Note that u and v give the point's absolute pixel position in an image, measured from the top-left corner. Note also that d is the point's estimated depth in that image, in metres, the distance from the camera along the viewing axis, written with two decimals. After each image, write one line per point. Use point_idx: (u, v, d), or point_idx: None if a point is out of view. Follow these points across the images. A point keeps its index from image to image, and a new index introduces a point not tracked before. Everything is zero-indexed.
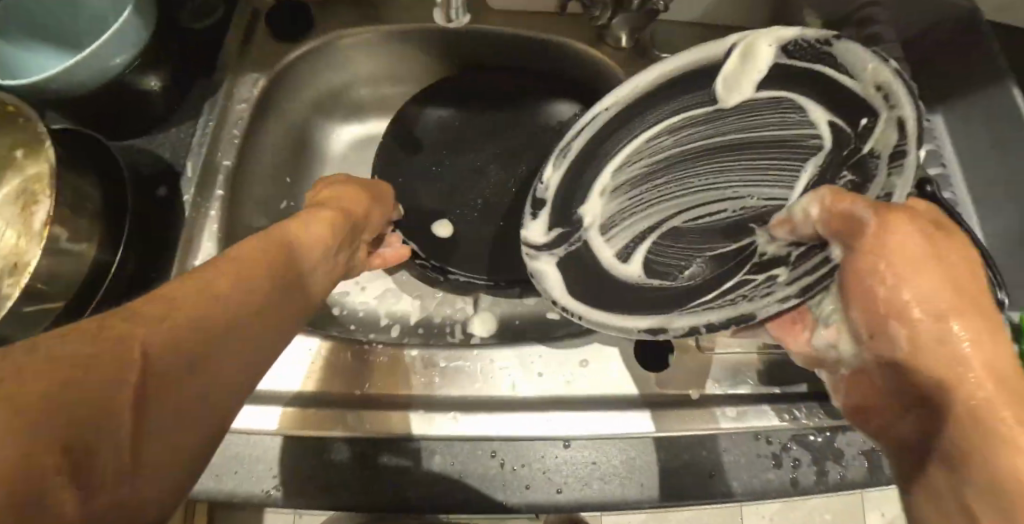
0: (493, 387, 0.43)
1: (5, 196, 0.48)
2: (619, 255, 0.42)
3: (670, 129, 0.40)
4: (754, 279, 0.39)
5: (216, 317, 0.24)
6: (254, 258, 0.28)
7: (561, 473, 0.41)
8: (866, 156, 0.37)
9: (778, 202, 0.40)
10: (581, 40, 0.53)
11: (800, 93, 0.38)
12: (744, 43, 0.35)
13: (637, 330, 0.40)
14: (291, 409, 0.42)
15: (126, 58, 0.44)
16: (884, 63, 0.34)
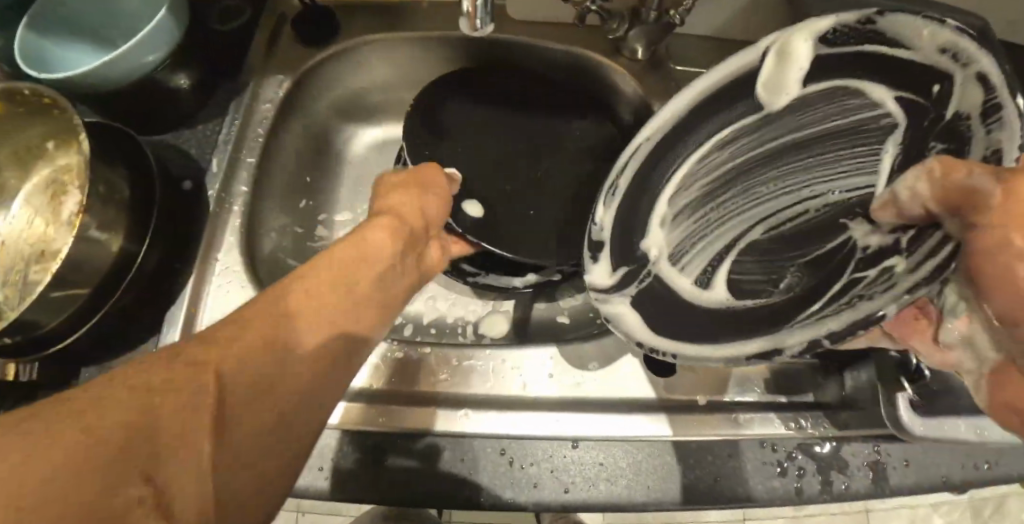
0: (504, 387, 0.45)
1: (34, 186, 0.49)
2: (698, 280, 0.43)
3: (720, 144, 0.39)
4: (868, 276, 0.39)
5: (266, 357, 0.25)
6: (313, 298, 0.29)
7: (569, 473, 0.41)
8: (954, 121, 0.35)
9: (864, 191, 0.41)
10: (598, 51, 0.54)
11: (855, 78, 0.36)
12: (779, 44, 0.34)
13: (745, 356, 0.39)
14: (352, 404, 0.44)
15: (158, 56, 0.46)
16: (941, 25, 0.32)
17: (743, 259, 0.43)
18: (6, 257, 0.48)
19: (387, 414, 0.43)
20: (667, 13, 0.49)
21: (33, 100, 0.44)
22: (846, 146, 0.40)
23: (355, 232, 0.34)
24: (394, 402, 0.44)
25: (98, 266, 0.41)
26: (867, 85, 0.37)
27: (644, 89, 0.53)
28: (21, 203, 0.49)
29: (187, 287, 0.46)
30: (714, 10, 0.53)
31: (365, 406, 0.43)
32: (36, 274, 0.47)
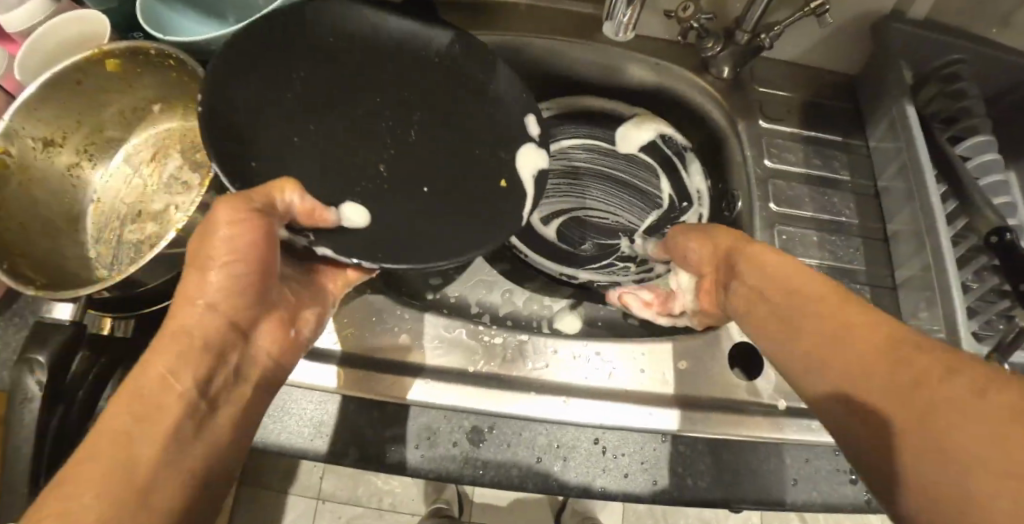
0: (590, 377, 0.44)
1: (139, 145, 0.51)
2: (542, 220, 0.59)
3: (590, 150, 0.61)
4: (631, 263, 0.58)
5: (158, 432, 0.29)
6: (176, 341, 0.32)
7: (658, 466, 0.41)
8: (671, 211, 0.60)
9: (632, 224, 0.59)
10: (686, 67, 0.56)
11: (650, 161, 0.61)
12: (639, 116, 0.61)
13: (555, 270, 0.57)
14: (350, 370, 0.43)
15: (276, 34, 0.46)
16: (677, 136, 0.61)
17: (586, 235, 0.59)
18: (103, 214, 0.49)
19: (478, 395, 0.43)
20: (759, 36, 0.51)
21: (158, 60, 0.44)
22: (630, 196, 0.60)
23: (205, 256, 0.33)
24: (475, 386, 0.43)
25: None
26: (672, 174, 0.60)
27: (727, 106, 0.56)
28: (121, 160, 0.51)
29: None
30: (800, 38, 0.56)
31: (421, 380, 0.43)
32: (133, 231, 0.48)
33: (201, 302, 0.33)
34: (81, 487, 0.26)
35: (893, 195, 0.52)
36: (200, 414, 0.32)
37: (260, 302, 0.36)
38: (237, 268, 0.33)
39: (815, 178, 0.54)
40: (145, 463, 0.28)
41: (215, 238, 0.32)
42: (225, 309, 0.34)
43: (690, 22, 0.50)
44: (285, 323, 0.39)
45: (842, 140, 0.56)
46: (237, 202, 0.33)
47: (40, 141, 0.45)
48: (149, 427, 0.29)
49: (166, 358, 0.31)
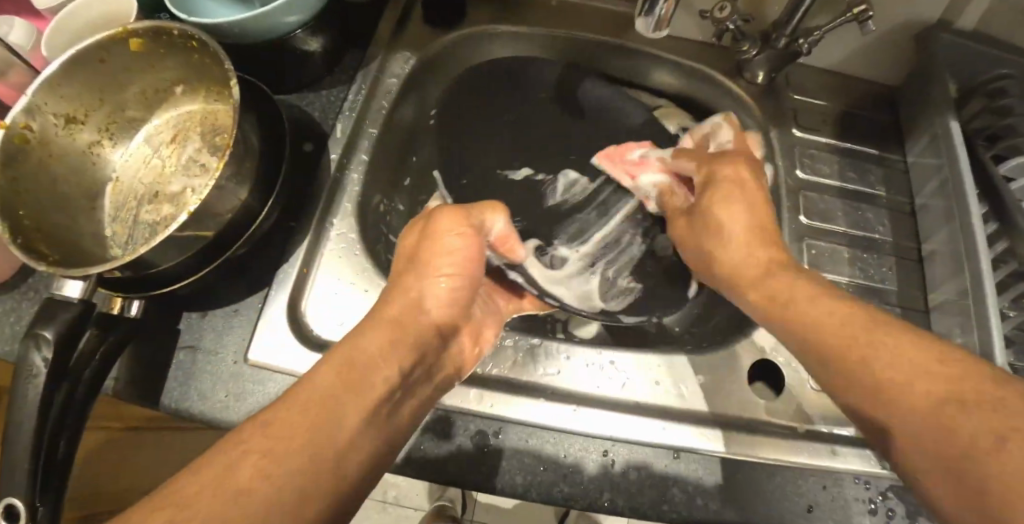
0: (602, 387, 0.43)
1: (161, 128, 0.51)
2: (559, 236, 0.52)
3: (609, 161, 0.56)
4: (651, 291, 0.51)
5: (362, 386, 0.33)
6: (397, 321, 0.38)
7: (666, 483, 0.40)
8: None
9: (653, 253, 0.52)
10: (719, 70, 0.55)
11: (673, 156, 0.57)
12: (666, 107, 0.57)
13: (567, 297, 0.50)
14: None
15: (300, 18, 0.45)
16: (701, 131, 0.57)
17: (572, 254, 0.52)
18: (120, 194, 0.49)
19: (492, 401, 0.42)
20: (797, 41, 0.49)
21: (182, 41, 0.44)
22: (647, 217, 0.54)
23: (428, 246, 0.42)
24: (485, 388, 0.42)
25: (223, 213, 0.41)
26: None
27: (760, 113, 0.54)
28: (141, 140, 0.51)
29: (304, 246, 0.47)
30: (839, 44, 0.54)
31: None
32: (149, 212, 0.48)
33: (417, 293, 0.40)
34: (296, 401, 0.31)
35: (931, 214, 0.49)
36: (391, 404, 0.35)
37: (461, 311, 0.42)
38: (445, 267, 0.41)
39: (848, 192, 0.52)
40: (336, 427, 0.31)
41: (443, 238, 0.42)
42: (434, 309, 0.40)
43: (726, 24, 0.48)
44: (472, 339, 0.42)
45: (878, 154, 0.54)
46: (456, 209, 0.43)
47: (62, 117, 0.46)
48: (353, 386, 0.33)
49: (381, 339, 0.36)
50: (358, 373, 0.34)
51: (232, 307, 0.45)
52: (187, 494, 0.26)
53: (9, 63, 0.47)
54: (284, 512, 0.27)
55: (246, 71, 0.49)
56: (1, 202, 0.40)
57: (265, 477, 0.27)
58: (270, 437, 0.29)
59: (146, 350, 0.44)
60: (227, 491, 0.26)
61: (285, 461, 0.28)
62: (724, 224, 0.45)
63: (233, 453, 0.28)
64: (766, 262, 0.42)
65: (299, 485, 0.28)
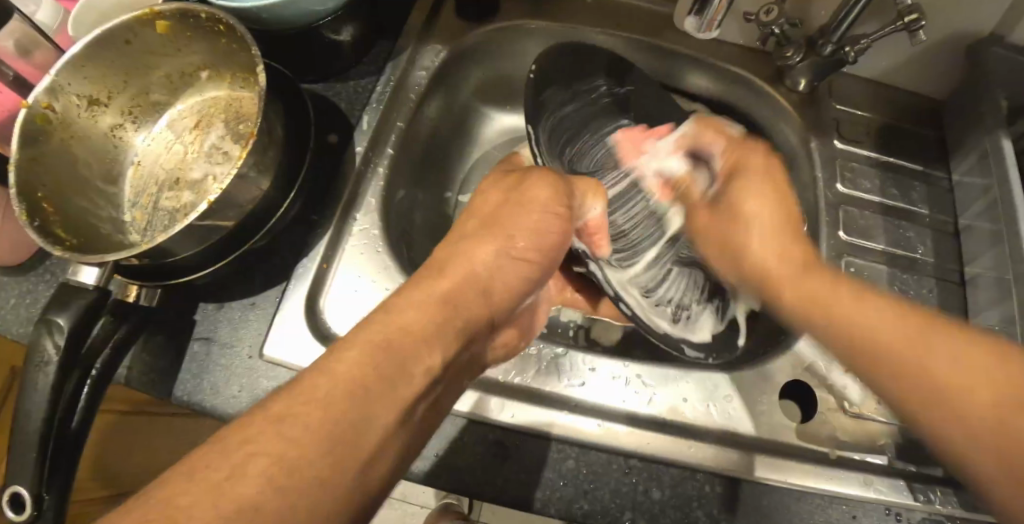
0: (627, 401, 0.42)
1: (184, 113, 0.50)
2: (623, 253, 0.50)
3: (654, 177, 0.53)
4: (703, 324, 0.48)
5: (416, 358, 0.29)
6: (455, 288, 0.34)
7: (690, 505, 0.38)
8: None
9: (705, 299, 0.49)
10: (759, 76, 0.52)
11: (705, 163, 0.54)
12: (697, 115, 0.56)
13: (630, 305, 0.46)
14: None
15: (331, 7, 0.44)
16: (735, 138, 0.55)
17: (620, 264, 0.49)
18: (140, 179, 0.48)
19: (514, 410, 0.40)
20: (844, 49, 0.47)
21: (209, 24, 0.43)
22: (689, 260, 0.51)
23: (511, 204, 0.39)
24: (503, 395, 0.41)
25: (244, 204, 0.40)
26: None
27: (801, 122, 0.51)
28: (164, 125, 0.50)
29: (324, 240, 0.45)
30: (887, 54, 0.51)
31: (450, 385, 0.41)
32: (168, 198, 0.47)
33: (480, 268, 0.36)
34: (344, 358, 0.27)
35: (975, 236, 0.47)
36: (432, 394, 0.30)
37: (516, 299, 0.38)
38: (519, 243, 0.38)
39: (889, 209, 0.50)
40: (376, 415, 0.26)
41: (529, 213, 0.39)
42: (491, 290, 0.36)
43: (772, 27, 0.46)
44: (515, 335, 0.41)
45: (922, 170, 0.52)
46: (516, 176, 0.42)
47: (84, 98, 0.45)
48: (409, 354, 0.29)
49: (437, 310, 0.32)
50: (415, 334, 0.30)
51: (249, 300, 0.44)
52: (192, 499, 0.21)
53: (35, 41, 0.46)
54: (308, 506, 0.22)
55: (274, 57, 0.48)
56: (20, 183, 0.39)
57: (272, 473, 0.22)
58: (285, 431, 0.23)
59: (159, 340, 0.43)
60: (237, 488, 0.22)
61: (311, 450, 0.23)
62: (746, 217, 0.41)
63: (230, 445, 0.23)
64: (794, 256, 0.37)
65: (324, 472, 0.23)
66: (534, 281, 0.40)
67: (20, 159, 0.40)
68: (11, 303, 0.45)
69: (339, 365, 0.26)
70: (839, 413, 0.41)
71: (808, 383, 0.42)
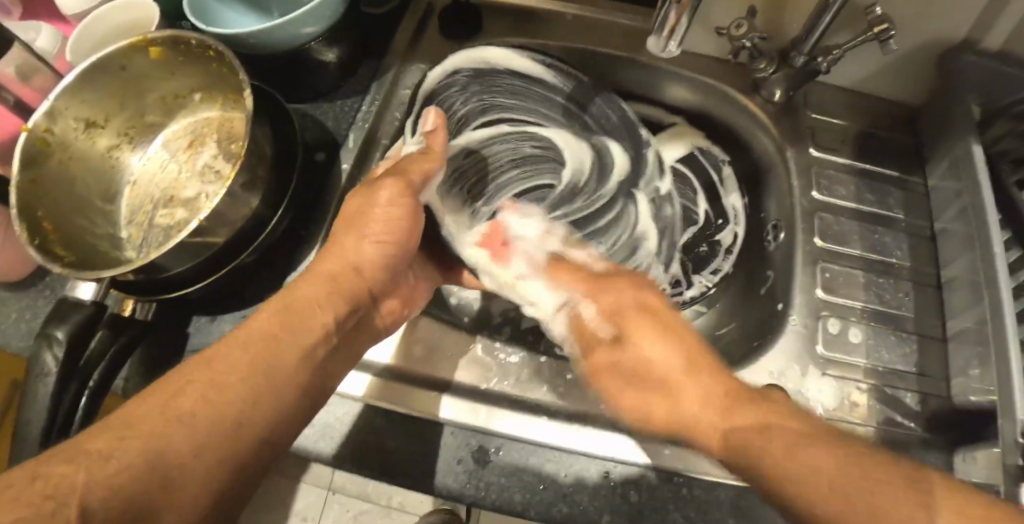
0: (604, 408, 0.43)
1: (178, 134, 0.52)
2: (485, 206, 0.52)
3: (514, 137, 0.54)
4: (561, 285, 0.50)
5: (243, 375, 0.32)
6: (322, 294, 0.38)
7: (668, 506, 0.39)
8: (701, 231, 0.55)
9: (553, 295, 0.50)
10: (735, 88, 0.54)
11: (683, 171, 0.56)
12: (677, 127, 0.58)
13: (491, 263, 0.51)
14: (386, 382, 0.43)
15: (315, 30, 0.46)
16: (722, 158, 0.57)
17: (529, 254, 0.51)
18: (137, 196, 0.50)
19: (487, 413, 0.42)
20: (816, 59, 0.48)
21: (200, 50, 0.45)
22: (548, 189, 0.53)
23: (370, 199, 0.42)
24: (439, 391, 0.42)
25: (233, 222, 0.41)
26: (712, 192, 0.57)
27: (777, 131, 0.53)
28: (159, 145, 0.51)
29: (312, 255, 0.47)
30: (859, 63, 0.53)
31: (444, 396, 0.42)
32: (163, 215, 0.48)
33: (356, 260, 0.42)
34: (190, 378, 0.31)
35: (950, 239, 0.48)
36: None
37: (387, 272, 0.43)
38: (372, 227, 0.42)
39: (864, 214, 0.51)
40: (221, 423, 0.31)
41: (379, 205, 0.42)
42: (367, 269, 0.42)
43: (743, 41, 0.47)
44: (403, 303, 0.45)
45: (898, 176, 0.53)
46: (399, 179, 0.43)
47: (82, 121, 0.47)
48: (264, 363, 0.33)
49: (316, 288, 0.39)
50: (265, 340, 0.34)
51: (240, 312, 0.46)
52: (186, 411, 0.30)
53: (35, 68, 0.48)
54: (147, 480, 0.28)
55: (263, 80, 0.50)
56: (21, 203, 0.41)
57: (221, 414, 0.31)
58: (217, 376, 0.32)
59: (154, 353, 0.45)
60: (172, 428, 0.29)
61: (239, 391, 0.32)
62: (656, 360, 0.44)
63: (183, 381, 0.31)
64: (693, 363, 0.43)
65: (171, 465, 0.29)
66: (402, 258, 0.45)
67: (21, 180, 0.42)
68: (14, 317, 0.47)
69: (188, 383, 0.31)
70: None
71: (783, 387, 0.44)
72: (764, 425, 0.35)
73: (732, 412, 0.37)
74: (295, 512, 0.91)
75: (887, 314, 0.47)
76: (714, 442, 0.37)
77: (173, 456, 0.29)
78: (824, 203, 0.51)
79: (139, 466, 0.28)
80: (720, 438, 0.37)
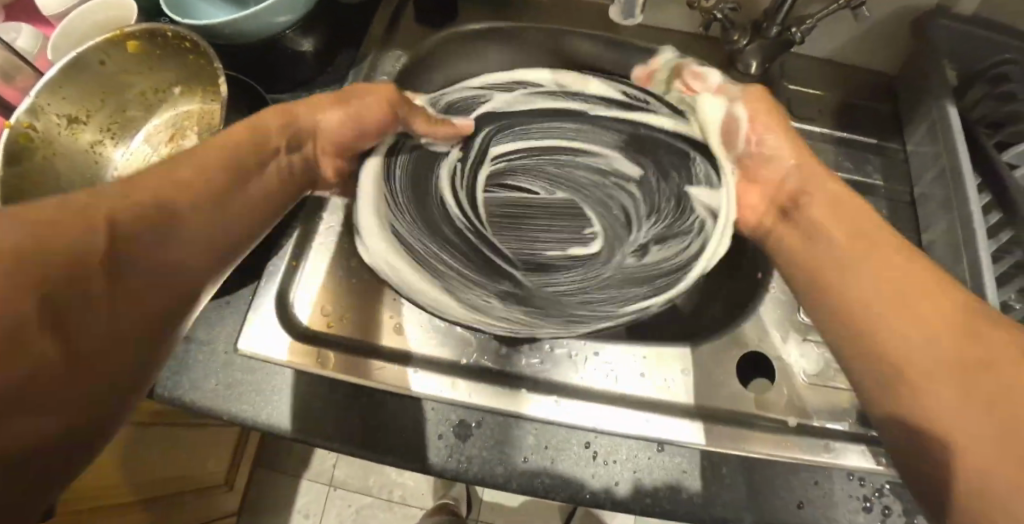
0: (585, 380, 0.43)
1: (160, 128, 0.52)
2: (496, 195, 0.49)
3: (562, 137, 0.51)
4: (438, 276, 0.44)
5: (189, 203, 0.32)
6: (257, 151, 0.39)
7: (652, 475, 0.39)
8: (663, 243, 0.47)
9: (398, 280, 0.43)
10: (711, 64, 0.54)
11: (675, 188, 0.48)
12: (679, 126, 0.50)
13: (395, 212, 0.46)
14: (351, 357, 0.42)
15: (288, 18, 0.46)
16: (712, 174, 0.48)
17: (433, 255, 0.45)
18: None
19: (466, 387, 0.42)
20: (789, 29, 0.48)
21: (175, 42, 0.45)
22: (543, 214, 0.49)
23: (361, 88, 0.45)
24: (418, 366, 0.43)
25: None
26: None
27: None
28: (142, 139, 0.52)
29: (291, 241, 0.47)
30: (834, 33, 0.53)
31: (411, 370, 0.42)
32: None
33: (313, 125, 0.44)
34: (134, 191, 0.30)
35: (930, 204, 0.48)
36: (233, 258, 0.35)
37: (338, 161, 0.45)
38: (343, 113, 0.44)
39: (844, 182, 0.51)
40: (158, 231, 0.30)
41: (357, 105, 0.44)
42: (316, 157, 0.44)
43: (713, 12, 0.48)
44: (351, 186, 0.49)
45: (877, 143, 0.53)
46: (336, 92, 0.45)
47: (65, 117, 0.47)
48: (213, 201, 0.34)
49: (244, 134, 0.39)
50: (208, 181, 0.34)
51: None
52: (147, 201, 0.30)
53: (17, 68, 0.49)
54: (71, 253, 0.26)
55: (240, 71, 0.51)
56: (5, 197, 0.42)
57: (166, 241, 0.30)
58: (175, 179, 0.33)
59: None
60: (104, 212, 0.28)
61: (184, 207, 0.32)
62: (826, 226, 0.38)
63: (130, 184, 0.31)
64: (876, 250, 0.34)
65: (100, 245, 0.27)
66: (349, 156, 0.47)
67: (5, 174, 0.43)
68: None
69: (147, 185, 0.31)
70: (800, 381, 0.43)
71: (765, 354, 0.44)
72: (932, 311, 0.30)
73: (928, 320, 0.30)
74: (297, 507, 0.92)
75: None
76: (899, 354, 0.30)
77: (103, 246, 0.27)
78: None
79: (101, 226, 0.27)
80: (892, 296, 0.32)
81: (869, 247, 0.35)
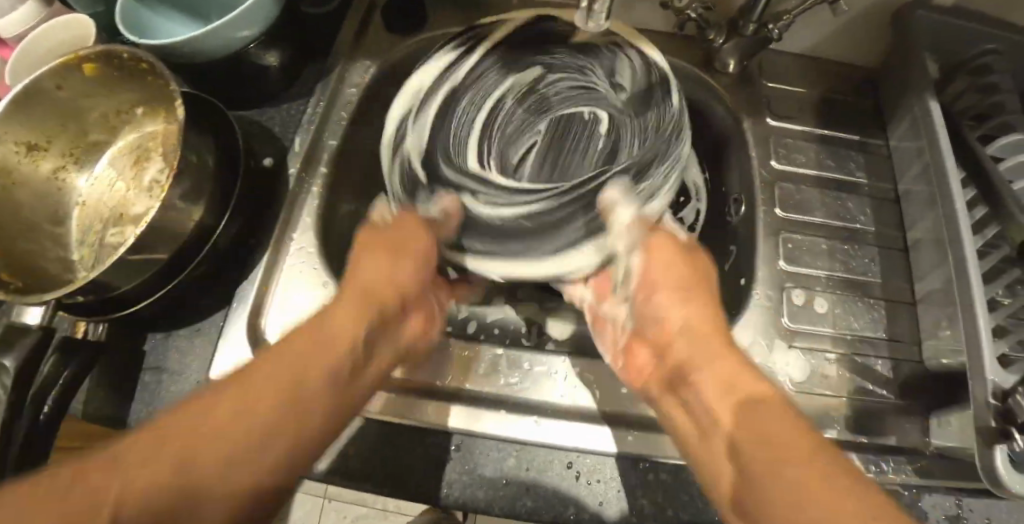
0: (562, 398, 0.42)
1: (123, 150, 0.51)
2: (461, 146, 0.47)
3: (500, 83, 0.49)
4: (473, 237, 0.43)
5: (243, 437, 0.32)
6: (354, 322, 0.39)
7: (637, 494, 0.38)
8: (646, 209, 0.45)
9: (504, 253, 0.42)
10: (688, 63, 0.53)
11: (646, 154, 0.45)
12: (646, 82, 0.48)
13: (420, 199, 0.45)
14: None
15: (250, 33, 0.45)
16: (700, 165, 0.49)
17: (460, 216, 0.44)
18: (86, 217, 0.49)
19: (445, 409, 0.41)
20: (766, 26, 0.47)
21: (131, 64, 0.44)
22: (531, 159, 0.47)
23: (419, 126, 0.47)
24: (394, 390, 0.42)
25: (176, 234, 0.40)
26: None
27: (734, 103, 0.52)
28: (106, 163, 0.51)
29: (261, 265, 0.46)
30: (811, 27, 0.51)
31: (386, 393, 0.41)
32: (112, 234, 0.47)
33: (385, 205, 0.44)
34: (202, 413, 0.32)
35: (913, 200, 0.47)
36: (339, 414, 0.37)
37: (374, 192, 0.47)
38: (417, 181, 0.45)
39: (826, 181, 0.50)
40: (221, 467, 0.31)
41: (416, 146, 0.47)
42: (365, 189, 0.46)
43: (687, 12, 0.47)
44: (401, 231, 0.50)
45: (859, 139, 0.52)
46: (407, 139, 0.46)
47: (22, 145, 0.46)
48: (286, 415, 0.34)
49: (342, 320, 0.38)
50: (284, 404, 0.34)
51: (195, 327, 0.45)
52: (197, 455, 0.30)
53: None
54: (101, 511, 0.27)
55: (203, 88, 0.49)
56: None
57: (226, 466, 0.31)
58: (224, 418, 0.32)
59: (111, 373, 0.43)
60: (188, 459, 0.30)
61: (244, 446, 0.32)
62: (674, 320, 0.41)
63: (200, 414, 0.31)
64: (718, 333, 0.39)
65: (179, 488, 0.29)
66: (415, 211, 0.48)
67: None
68: None
69: (214, 414, 0.32)
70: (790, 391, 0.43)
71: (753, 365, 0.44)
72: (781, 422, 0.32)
73: (769, 432, 0.32)
74: None
75: (853, 280, 0.46)
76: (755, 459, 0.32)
77: (190, 493, 0.30)
78: (783, 175, 0.50)
79: (174, 484, 0.29)
80: (727, 407, 0.35)
81: (714, 357, 0.38)
